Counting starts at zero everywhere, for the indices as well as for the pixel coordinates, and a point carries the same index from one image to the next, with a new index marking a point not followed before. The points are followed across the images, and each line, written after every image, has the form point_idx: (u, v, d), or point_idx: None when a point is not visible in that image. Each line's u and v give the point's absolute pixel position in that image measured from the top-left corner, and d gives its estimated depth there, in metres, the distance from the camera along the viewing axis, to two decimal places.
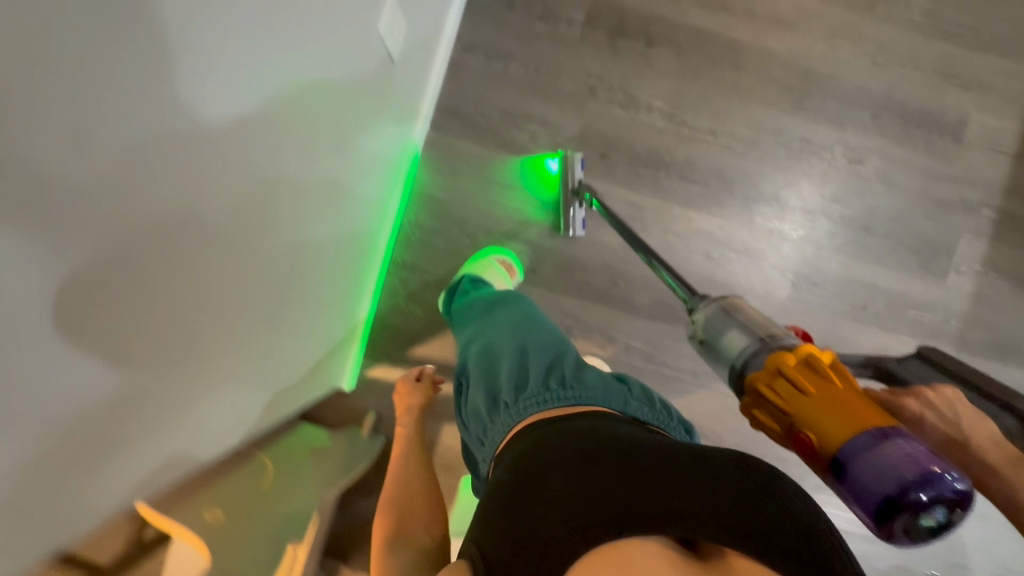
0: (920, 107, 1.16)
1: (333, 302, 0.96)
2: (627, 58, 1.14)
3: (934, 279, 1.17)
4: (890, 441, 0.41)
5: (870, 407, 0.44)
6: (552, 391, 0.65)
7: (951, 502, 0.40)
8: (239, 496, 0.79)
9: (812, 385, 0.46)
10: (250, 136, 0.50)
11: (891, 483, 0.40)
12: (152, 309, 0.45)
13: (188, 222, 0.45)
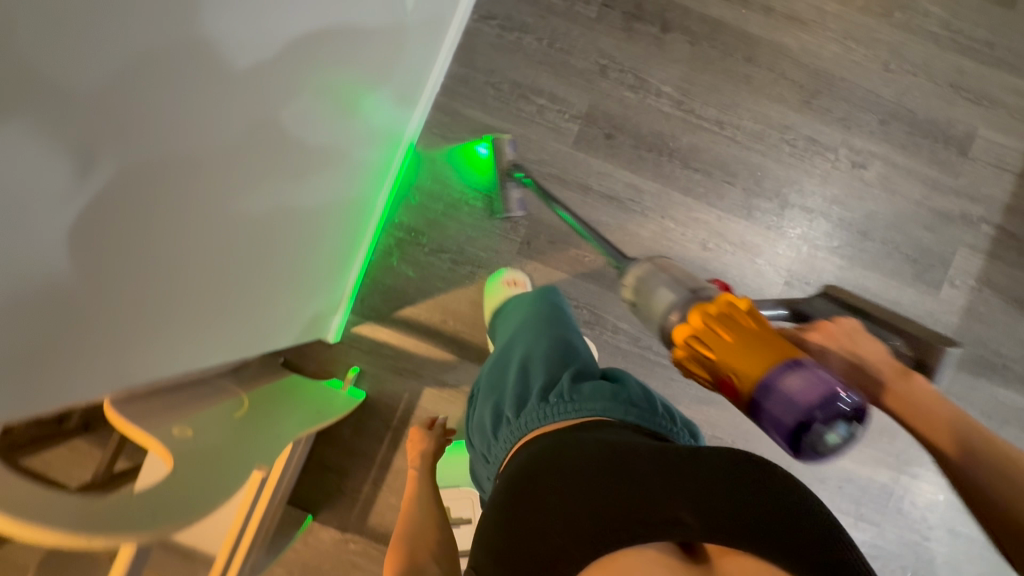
0: (928, 117, 1.16)
1: (325, 260, 0.97)
2: (641, 42, 1.15)
3: (927, 290, 1.18)
4: (797, 370, 0.44)
5: (782, 343, 0.47)
6: (551, 403, 0.69)
7: (851, 418, 0.43)
8: (213, 423, 0.76)
9: (727, 330, 0.49)
10: (254, 75, 0.51)
11: (796, 409, 0.43)
12: (138, 225, 0.45)
13: (186, 157, 0.47)
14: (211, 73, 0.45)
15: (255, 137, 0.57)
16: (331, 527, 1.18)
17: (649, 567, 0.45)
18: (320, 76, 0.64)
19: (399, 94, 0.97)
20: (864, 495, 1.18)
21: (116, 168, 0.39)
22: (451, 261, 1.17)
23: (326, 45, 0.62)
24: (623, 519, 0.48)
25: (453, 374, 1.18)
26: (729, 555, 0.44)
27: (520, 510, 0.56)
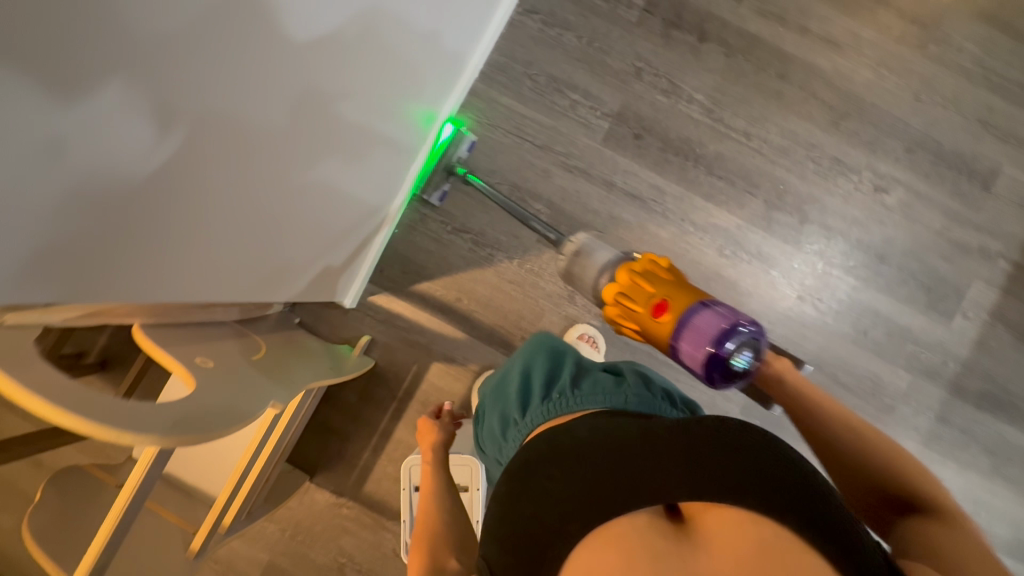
0: (954, 149, 1.18)
1: (350, 235, 1.00)
2: (677, 49, 1.18)
3: (939, 319, 1.18)
4: (710, 308, 0.64)
5: (696, 291, 0.67)
6: (553, 398, 0.69)
7: (748, 344, 0.64)
8: (231, 355, 0.79)
9: (654, 278, 0.70)
10: (308, 49, 0.54)
11: (709, 334, 0.63)
12: (187, 160, 0.49)
13: (239, 113, 0.51)
14: (272, 34, 0.48)
15: (303, 104, 0.59)
16: (327, 490, 1.21)
17: (640, 532, 0.49)
18: (368, 56, 0.67)
19: (439, 82, 1.00)
20: None
21: (172, 112, 0.43)
22: (471, 242, 1.20)
23: (376, 27, 0.65)
24: (615, 494, 0.51)
25: (462, 352, 1.21)
26: (710, 510, 0.47)
27: (523, 500, 0.58)
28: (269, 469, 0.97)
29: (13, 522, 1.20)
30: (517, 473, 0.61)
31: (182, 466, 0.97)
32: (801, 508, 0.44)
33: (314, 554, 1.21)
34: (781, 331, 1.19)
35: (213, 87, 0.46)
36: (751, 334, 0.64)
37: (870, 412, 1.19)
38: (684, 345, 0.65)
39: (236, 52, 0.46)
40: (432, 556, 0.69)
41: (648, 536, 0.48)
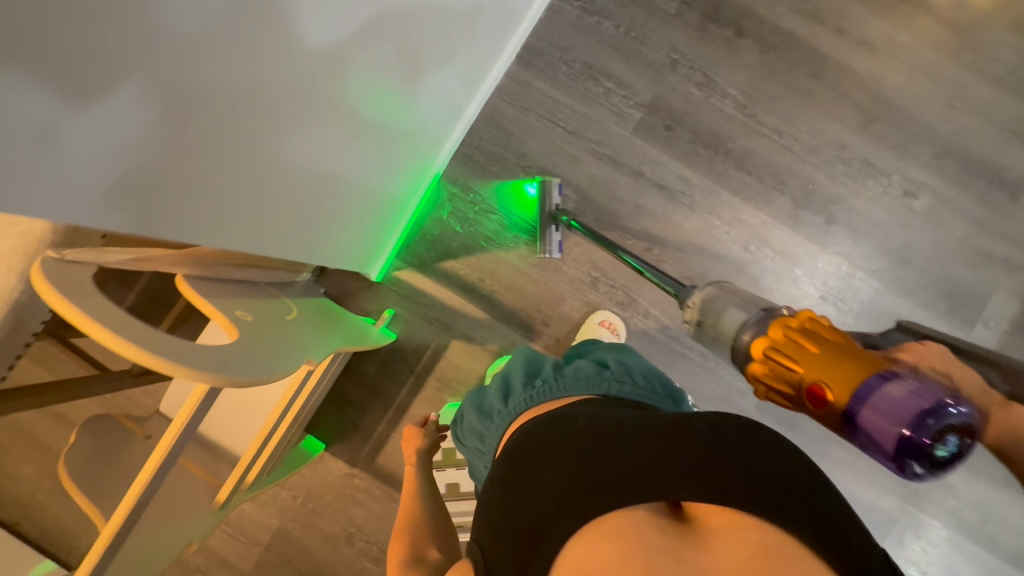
0: (984, 158, 1.18)
1: (369, 224, 1.02)
2: (713, 43, 1.19)
3: (959, 326, 1.18)
4: (890, 379, 0.46)
5: (869, 357, 0.49)
6: (536, 386, 0.70)
7: (958, 428, 0.44)
8: (270, 314, 0.82)
9: (813, 342, 0.51)
10: (321, 34, 0.56)
11: (901, 416, 0.45)
12: (206, 132, 0.51)
13: (249, 88, 0.52)
14: (281, 14, 0.49)
15: (315, 88, 0.60)
16: (341, 460, 1.22)
17: (637, 526, 0.44)
18: (383, 47, 0.68)
19: (461, 79, 1.01)
20: (867, 517, 1.20)
21: (182, 84, 0.45)
22: (497, 224, 1.21)
23: (395, 20, 0.65)
24: (610, 484, 0.47)
25: (481, 331, 1.22)
26: (713, 513, 0.44)
27: (523, 488, 0.53)
28: (293, 431, 0.99)
29: (33, 473, 1.22)
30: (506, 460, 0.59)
31: (209, 425, 0.99)
32: (801, 514, 0.41)
33: (324, 522, 1.22)
34: None
35: (223, 60, 0.47)
36: (961, 417, 0.44)
37: None
38: (866, 424, 0.46)
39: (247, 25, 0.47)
40: (412, 546, 0.72)
41: (645, 531, 0.43)
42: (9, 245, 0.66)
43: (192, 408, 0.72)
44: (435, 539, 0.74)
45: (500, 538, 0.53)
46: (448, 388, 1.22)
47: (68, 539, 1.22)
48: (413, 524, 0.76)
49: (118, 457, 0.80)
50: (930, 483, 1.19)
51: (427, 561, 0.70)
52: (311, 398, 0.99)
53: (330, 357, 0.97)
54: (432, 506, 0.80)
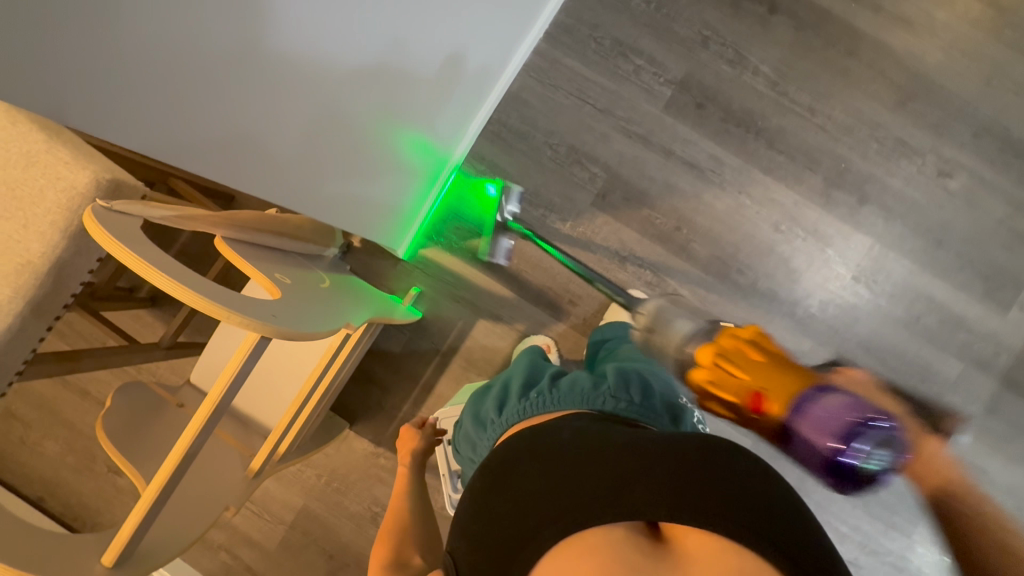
0: (1022, 137, 1.16)
1: (391, 221, 1.06)
2: (746, 20, 1.17)
3: (995, 309, 1.16)
4: (827, 393, 0.49)
5: (806, 371, 0.52)
6: (531, 399, 0.60)
7: (888, 444, 0.47)
8: (305, 281, 0.81)
9: (749, 354, 0.55)
10: (304, 63, 0.58)
11: (830, 428, 0.48)
12: (208, 149, 0.56)
13: (236, 114, 0.56)
14: (260, 47, 0.52)
15: (305, 108, 0.64)
16: (365, 439, 1.21)
17: (617, 545, 0.39)
18: (373, 91, 0.72)
19: (463, 107, 1.05)
20: (900, 503, 1.18)
21: (176, 115, 0.50)
22: (525, 202, 1.20)
23: (383, 67, 0.70)
24: (589, 496, 0.42)
25: (508, 311, 1.21)
26: (692, 534, 0.39)
27: (501, 496, 0.49)
28: (323, 406, 0.99)
29: (57, 449, 1.22)
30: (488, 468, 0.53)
31: (242, 397, 1.00)
32: (784, 543, 0.37)
33: (348, 501, 1.22)
34: (832, 310, 1.18)
35: (208, 101, 0.52)
36: (890, 432, 0.47)
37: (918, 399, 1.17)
38: (799, 434, 0.49)
39: (230, 65, 0.51)
40: (396, 551, 0.66)
41: (623, 550, 0.39)
42: (54, 201, 0.71)
43: (234, 372, 0.69)
44: (420, 546, 0.68)
45: (473, 547, 0.48)
46: (474, 366, 1.21)
47: (91, 516, 1.22)
48: (399, 529, 0.70)
49: (151, 427, 0.83)
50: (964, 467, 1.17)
51: (412, 568, 0.64)
52: (343, 370, 0.99)
53: (364, 328, 0.96)
54: (422, 508, 0.75)
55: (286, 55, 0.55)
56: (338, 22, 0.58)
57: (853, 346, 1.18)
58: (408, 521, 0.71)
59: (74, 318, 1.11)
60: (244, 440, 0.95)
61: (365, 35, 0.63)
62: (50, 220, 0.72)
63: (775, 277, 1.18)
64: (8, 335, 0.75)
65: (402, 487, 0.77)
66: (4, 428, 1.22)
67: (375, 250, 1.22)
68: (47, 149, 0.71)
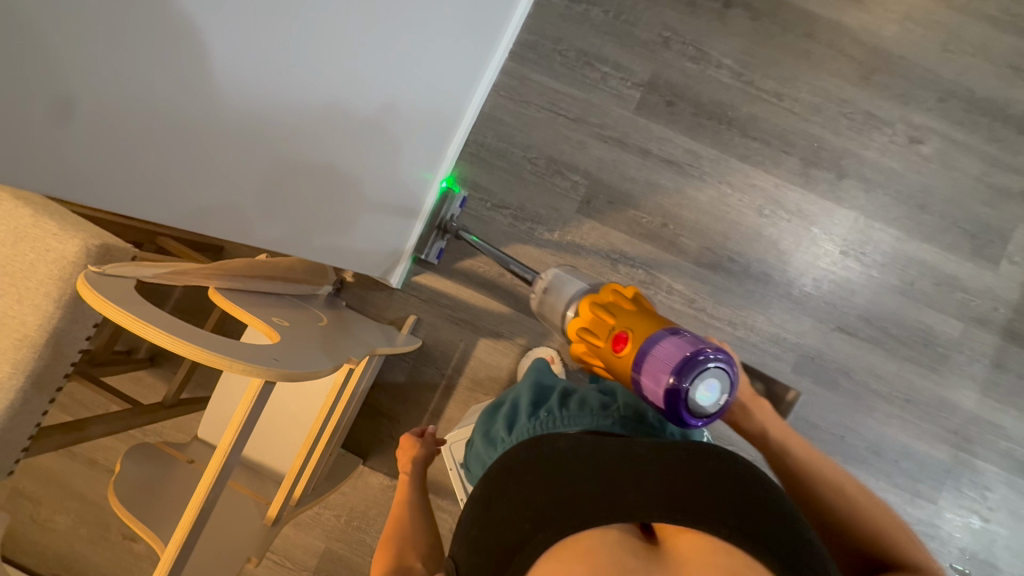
0: (984, 96, 1.19)
1: (384, 238, 1.05)
2: (703, 16, 1.20)
3: (987, 265, 1.18)
4: (673, 335, 0.55)
5: (664, 322, 0.59)
6: (540, 417, 0.59)
7: (714, 375, 0.53)
8: (301, 323, 0.81)
9: (621, 308, 0.64)
10: (258, 108, 0.56)
11: (668, 364, 0.53)
12: (185, 204, 0.56)
13: (208, 171, 0.56)
14: (216, 106, 0.51)
15: (268, 153, 0.63)
16: (381, 472, 1.20)
17: (612, 546, 0.39)
18: (337, 127, 0.71)
19: (433, 141, 1.05)
20: (922, 469, 1.17)
21: (153, 180, 0.50)
22: (511, 217, 1.21)
23: (338, 117, 0.70)
24: (587, 501, 0.42)
25: (508, 326, 1.21)
26: (682, 534, 0.39)
27: (498, 500, 0.48)
28: (334, 444, 0.98)
29: (69, 522, 1.20)
30: (488, 477, 0.52)
31: (253, 445, 1.00)
32: (771, 538, 0.37)
33: (371, 537, 1.21)
34: (827, 285, 1.19)
35: (178, 165, 0.52)
36: (717, 364, 0.53)
37: (925, 362, 1.18)
38: (645, 376, 0.55)
39: (194, 135, 0.51)
40: (398, 556, 0.66)
41: (616, 549, 0.39)
42: (46, 272, 0.72)
43: (242, 419, 0.68)
44: (422, 551, 0.68)
45: (473, 551, 0.48)
46: (480, 386, 1.21)
47: None
48: (399, 535, 0.69)
49: (162, 485, 0.83)
50: (980, 426, 1.17)
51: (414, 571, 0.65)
52: (351, 406, 0.98)
53: (367, 361, 0.95)
54: (424, 511, 0.74)
55: (241, 118, 0.55)
56: (285, 79, 0.58)
57: (854, 319, 1.19)
58: (407, 527, 0.71)
59: (76, 388, 1.11)
60: (257, 487, 0.94)
61: (316, 88, 0.63)
62: (43, 291, 0.72)
63: (767, 261, 1.19)
64: (11, 411, 0.75)
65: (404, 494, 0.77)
66: (14, 508, 1.21)
67: (369, 283, 1.23)
68: (34, 223, 0.72)
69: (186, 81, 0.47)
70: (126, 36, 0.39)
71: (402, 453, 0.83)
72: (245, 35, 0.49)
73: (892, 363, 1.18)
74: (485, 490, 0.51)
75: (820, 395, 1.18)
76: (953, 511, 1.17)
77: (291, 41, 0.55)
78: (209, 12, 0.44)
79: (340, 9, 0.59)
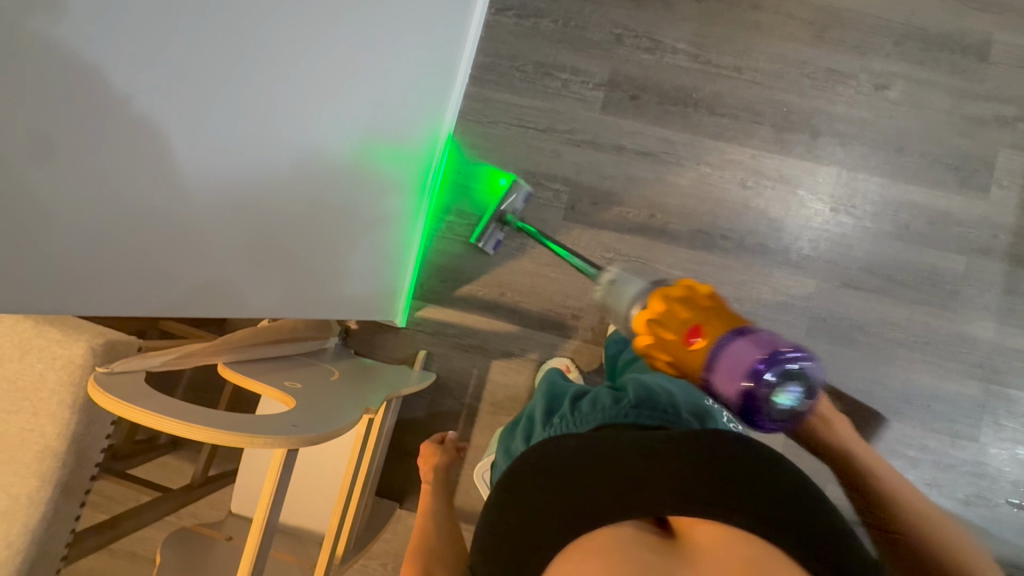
0: (939, 32, 1.20)
1: (380, 279, 1.06)
2: (650, 7, 1.22)
3: (976, 195, 1.18)
4: (748, 337, 0.52)
5: (730, 319, 0.55)
6: (554, 424, 0.59)
7: (795, 379, 0.51)
8: (313, 380, 0.82)
9: (694, 305, 0.57)
10: (237, 182, 0.58)
11: (742, 371, 0.51)
12: (179, 286, 0.58)
13: (199, 253, 0.58)
14: (193, 190, 0.52)
15: (254, 221, 0.64)
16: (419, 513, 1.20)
17: (628, 544, 0.40)
18: (316, 180, 0.72)
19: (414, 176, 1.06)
20: (956, 408, 1.16)
21: (139, 271, 0.52)
22: (501, 236, 1.22)
23: (316, 169, 0.71)
24: (601, 501, 0.43)
25: (518, 344, 1.21)
26: (697, 525, 0.40)
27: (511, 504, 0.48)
28: (368, 495, 0.98)
29: None
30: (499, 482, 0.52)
31: (289, 511, 1.00)
32: (786, 523, 0.39)
33: None
34: (823, 244, 1.19)
35: (167, 254, 0.54)
36: (799, 366, 0.51)
37: (936, 302, 1.17)
38: (717, 380, 0.52)
39: (175, 221, 0.52)
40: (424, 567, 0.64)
41: (638, 549, 0.39)
42: (57, 380, 0.73)
43: (271, 492, 0.68)
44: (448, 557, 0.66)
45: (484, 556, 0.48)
46: (501, 409, 1.20)
47: None
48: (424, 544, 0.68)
49: (204, 568, 0.83)
50: (1005, 356, 1.16)
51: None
52: (377, 454, 0.98)
53: (385, 408, 0.96)
54: (450, 524, 0.75)
55: (221, 195, 0.56)
56: (261, 149, 0.59)
57: (857, 273, 1.18)
58: (431, 538, 0.70)
59: (106, 484, 1.11)
60: (299, 552, 0.94)
61: (290, 149, 0.64)
62: (57, 398, 0.74)
63: (759, 232, 1.20)
64: (44, 522, 0.75)
65: (426, 510, 0.77)
66: None
67: (373, 327, 1.23)
68: (37, 333, 0.73)
69: (157, 177, 0.48)
70: (81, 148, 0.41)
71: (423, 466, 0.86)
72: (211, 118, 0.51)
73: (904, 309, 1.17)
74: (496, 496, 0.51)
75: (838, 354, 1.18)
76: (996, 445, 1.15)
77: (259, 113, 0.57)
78: (164, 103, 0.45)
79: (303, 72, 0.61)
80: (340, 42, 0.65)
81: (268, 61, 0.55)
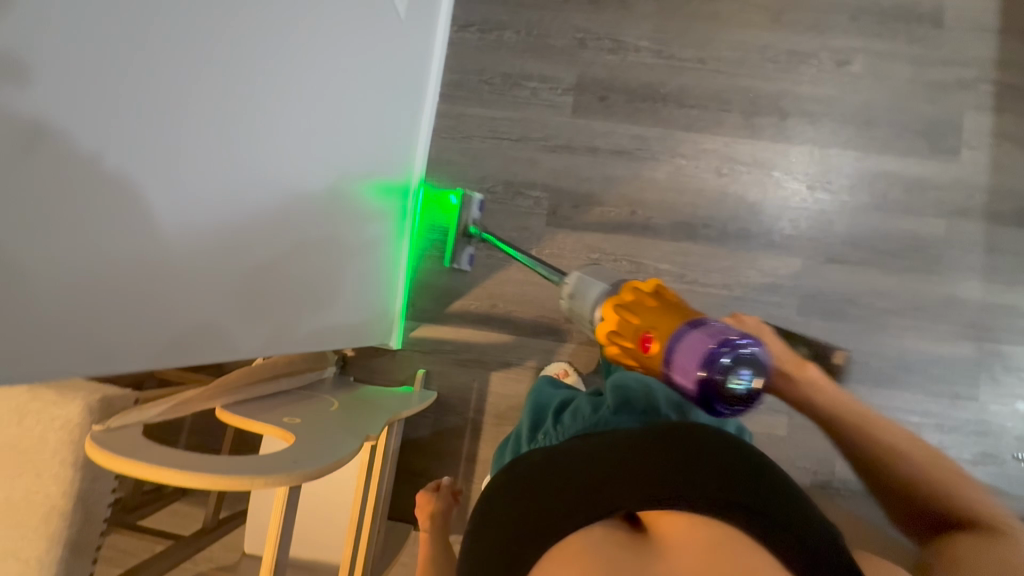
0: (893, 3, 1.22)
1: (371, 305, 1.07)
2: (609, 8, 1.24)
3: (948, 158, 1.20)
4: (696, 328, 0.55)
5: (683, 313, 0.59)
6: (539, 439, 0.60)
7: (747, 363, 0.52)
8: (309, 413, 0.82)
9: (645, 303, 0.62)
10: (217, 229, 0.59)
11: (696, 361, 0.52)
12: (170, 337, 0.58)
13: (186, 304, 0.59)
14: (173, 243, 0.53)
15: (237, 265, 0.64)
16: None
17: (606, 542, 0.42)
18: (295, 216, 0.73)
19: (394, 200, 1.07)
20: (953, 370, 1.17)
21: (128, 326, 0.52)
22: (486, 249, 1.23)
23: (294, 205, 0.72)
24: (589, 503, 0.44)
25: (514, 354, 1.21)
26: (665, 515, 0.43)
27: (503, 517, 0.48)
28: (380, 522, 0.98)
29: None
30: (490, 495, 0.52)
31: (302, 547, 1.00)
32: (765, 506, 0.42)
33: None
34: (805, 222, 1.20)
35: (155, 309, 0.54)
36: (747, 350, 0.52)
37: (921, 268, 1.18)
38: (677, 374, 0.54)
39: (160, 274, 0.53)
40: None
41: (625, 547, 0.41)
42: (56, 440, 0.74)
43: (276, 533, 0.68)
44: None
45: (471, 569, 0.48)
46: (505, 419, 1.21)
47: None
48: None
49: None
50: (995, 312, 1.17)
51: None
52: (383, 482, 0.98)
53: (387, 432, 0.96)
54: None
55: (203, 243, 0.57)
56: (237, 195, 0.60)
57: (840, 247, 1.20)
58: None
59: (117, 538, 1.10)
60: None
61: (266, 189, 0.65)
62: (58, 460, 0.74)
63: (740, 217, 1.21)
64: None
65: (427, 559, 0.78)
66: None
67: (369, 352, 1.24)
68: (32, 397, 0.74)
69: (139, 236, 0.49)
70: (63, 213, 0.41)
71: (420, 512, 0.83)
72: (185, 172, 0.51)
73: (891, 278, 1.19)
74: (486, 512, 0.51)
75: (832, 329, 1.19)
76: (998, 402, 1.16)
77: (232, 160, 0.57)
78: (141, 163, 0.46)
79: (271, 114, 0.61)
80: (308, 78, 0.66)
81: (237, 108, 0.56)
